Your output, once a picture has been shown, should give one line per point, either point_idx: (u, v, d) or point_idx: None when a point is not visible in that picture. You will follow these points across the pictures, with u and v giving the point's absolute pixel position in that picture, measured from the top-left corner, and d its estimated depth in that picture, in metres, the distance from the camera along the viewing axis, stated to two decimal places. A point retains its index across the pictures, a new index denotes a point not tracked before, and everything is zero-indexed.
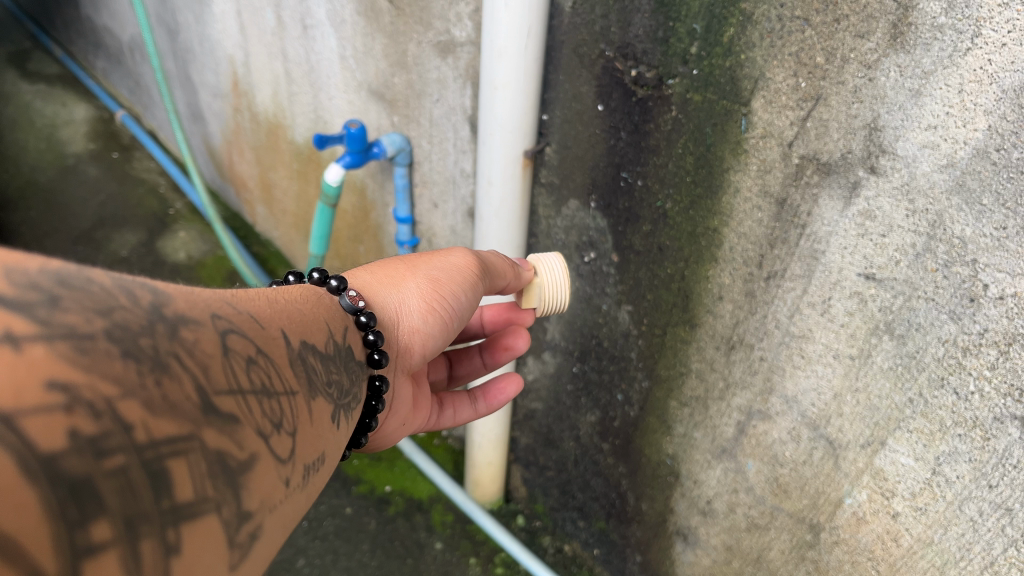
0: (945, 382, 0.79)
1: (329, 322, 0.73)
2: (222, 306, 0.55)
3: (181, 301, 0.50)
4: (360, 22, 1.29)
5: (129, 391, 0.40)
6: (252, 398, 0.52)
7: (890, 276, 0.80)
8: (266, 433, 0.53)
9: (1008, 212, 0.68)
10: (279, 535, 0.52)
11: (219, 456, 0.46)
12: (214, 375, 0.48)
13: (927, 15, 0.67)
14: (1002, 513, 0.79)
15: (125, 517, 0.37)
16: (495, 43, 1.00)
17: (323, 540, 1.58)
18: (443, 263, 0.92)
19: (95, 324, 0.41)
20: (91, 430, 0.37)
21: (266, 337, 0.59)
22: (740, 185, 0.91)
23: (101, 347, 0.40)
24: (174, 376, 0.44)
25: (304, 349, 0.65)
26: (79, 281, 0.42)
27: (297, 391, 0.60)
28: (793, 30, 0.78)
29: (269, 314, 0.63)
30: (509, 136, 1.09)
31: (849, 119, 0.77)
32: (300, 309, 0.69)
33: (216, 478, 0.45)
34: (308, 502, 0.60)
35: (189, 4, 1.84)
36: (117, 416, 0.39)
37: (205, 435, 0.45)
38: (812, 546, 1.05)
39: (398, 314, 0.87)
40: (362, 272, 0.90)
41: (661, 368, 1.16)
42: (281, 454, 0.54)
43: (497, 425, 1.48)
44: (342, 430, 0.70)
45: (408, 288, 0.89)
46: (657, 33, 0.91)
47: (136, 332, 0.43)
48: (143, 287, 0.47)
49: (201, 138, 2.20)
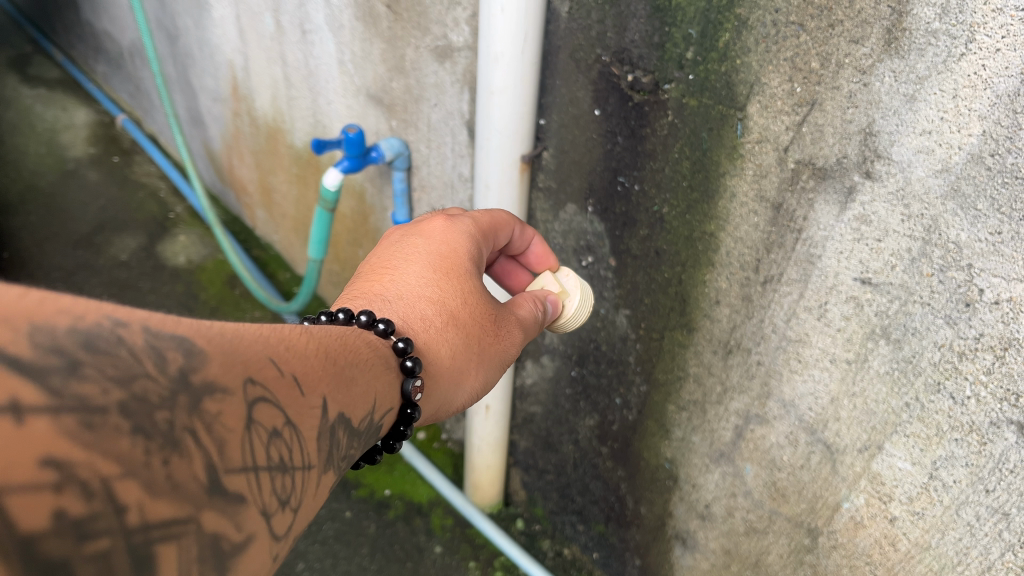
0: (941, 387, 0.79)
1: (376, 398, 0.68)
2: (263, 367, 0.53)
3: (218, 364, 0.47)
4: (358, 27, 1.30)
5: (131, 470, 0.39)
6: (264, 474, 0.49)
7: (886, 281, 0.80)
8: (272, 516, 0.48)
9: (1002, 217, 0.68)
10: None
11: (213, 539, 0.43)
12: (229, 452, 0.45)
13: (921, 20, 0.67)
14: (999, 517, 0.79)
15: None
16: (492, 48, 1.00)
17: (322, 544, 1.58)
18: (501, 354, 0.88)
19: (110, 396, 0.39)
20: (79, 512, 0.36)
21: (301, 405, 0.55)
22: (736, 190, 0.91)
23: (112, 422, 0.39)
24: (185, 454, 0.42)
25: (338, 422, 0.60)
26: (108, 344, 0.41)
27: (314, 467, 0.56)
28: (788, 35, 0.78)
29: (316, 376, 0.59)
30: (506, 141, 1.09)
31: (844, 124, 0.77)
32: (349, 372, 0.65)
33: (204, 564, 0.42)
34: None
35: (189, 8, 1.84)
36: (111, 497, 0.38)
37: (205, 517, 0.42)
38: (810, 550, 1.05)
39: (443, 406, 0.83)
40: (433, 338, 0.82)
41: (659, 372, 1.16)
42: (284, 534, 0.50)
43: (496, 428, 1.48)
44: None
45: (464, 384, 0.84)
46: (653, 38, 0.91)
47: (154, 405, 0.42)
48: (178, 343, 0.45)
49: (201, 142, 2.20)
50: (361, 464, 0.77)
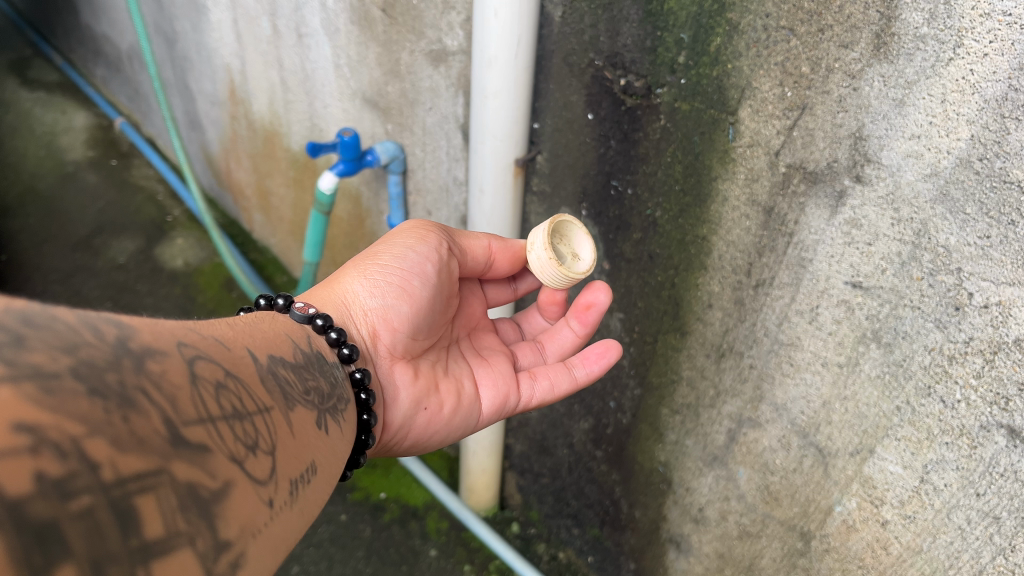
0: (932, 390, 0.79)
1: (291, 335, 0.76)
2: (186, 333, 0.58)
3: (146, 333, 0.52)
4: (354, 31, 1.30)
5: (95, 428, 0.41)
6: (223, 424, 0.53)
7: (877, 284, 0.80)
8: (244, 462, 0.53)
9: (991, 221, 0.69)
10: (270, 559, 0.52)
11: (190, 487, 0.46)
12: (183, 406, 0.49)
13: (909, 25, 0.68)
14: (989, 521, 0.79)
15: (91, 559, 0.38)
16: (485, 53, 1.01)
17: (318, 547, 1.58)
18: (381, 245, 0.97)
19: (60, 362, 0.42)
20: (56, 472, 0.38)
21: (233, 358, 0.62)
22: (728, 194, 0.91)
23: (68, 385, 0.41)
24: (142, 411, 0.45)
25: (272, 363, 0.68)
26: (44, 319, 0.43)
27: (272, 407, 0.62)
28: (779, 39, 0.79)
29: (230, 337, 0.66)
30: (500, 145, 1.09)
31: (834, 128, 0.77)
32: (260, 329, 0.72)
33: (188, 511, 0.45)
34: (306, 518, 0.61)
35: (186, 12, 1.85)
36: (84, 456, 0.40)
37: (175, 468, 0.45)
38: (803, 554, 1.05)
39: (346, 303, 0.91)
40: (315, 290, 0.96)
41: (653, 376, 1.16)
42: (268, 479, 0.56)
43: (490, 433, 1.48)
44: (334, 434, 0.72)
45: (349, 277, 0.93)
46: (645, 42, 0.92)
47: (102, 367, 0.45)
48: (109, 321, 0.49)
49: (199, 145, 2.21)
50: (365, 438, 0.82)
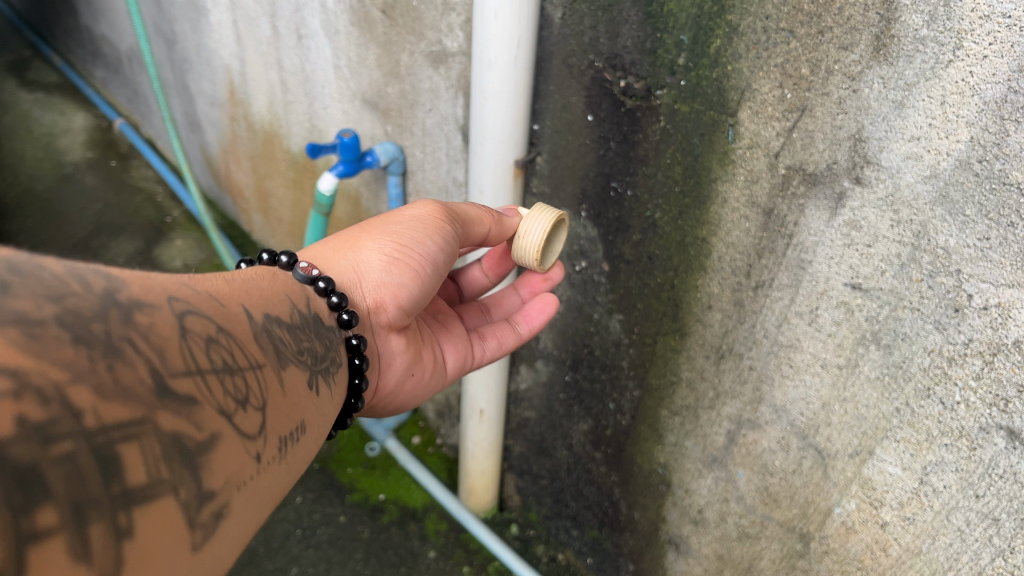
0: (931, 392, 0.79)
1: (289, 294, 0.76)
2: (179, 287, 0.57)
3: (137, 286, 0.52)
4: (354, 32, 1.30)
5: (79, 376, 0.41)
6: (212, 377, 0.53)
7: (876, 286, 0.80)
8: (232, 416, 0.54)
9: (991, 222, 0.69)
10: (251, 513, 0.54)
11: (174, 438, 0.46)
12: (171, 358, 0.50)
13: (909, 27, 0.68)
14: (989, 523, 0.79)
15: (72, 503, 0.38)
16: (485, 54, 1.01)
17: (317, 549, 1.58)
18: (400, 219, 0.93)
19: (45, 310, 0.42)
20: (38, 417, 0.38)
21: (227, 314, 0.61)
22: (727, 195, 0.91)
23: (52, 333, 0.42)
24: (128, 360, 0.46)
25: (269, 322, 0.67)
26: (30, 268, 0.44)
27: (265, 364, 0.62)
28: (778, 42, 0.79)
29: (226, 293, 0.65)
30: (500, 147, 1.09)
31: (834, 130, 0.77)
32: (258, 285, 0.72)
33: (172, 460, 0.46)
34: (290, 473, 0.63)
35: (186, 13, 1.85)
36: (66, 402, 0.40)
37: (160, 418, 0.46)
38: (802, 555, 1.05)
39: (357, 274, 0.88)
40: (325, 245, 0.93)
41: (652, 377, 1.16)
42: (256, 434, 0.57)
43: (490, 434, 1.48)
44: (324, 396, 0.73)
45: (365, 247, 0.90)
46: (645, 44, 0.92)
47: (89, 317, 0.45)
48: (98, 272, 0.49)
49: (199, 146, 2.21)
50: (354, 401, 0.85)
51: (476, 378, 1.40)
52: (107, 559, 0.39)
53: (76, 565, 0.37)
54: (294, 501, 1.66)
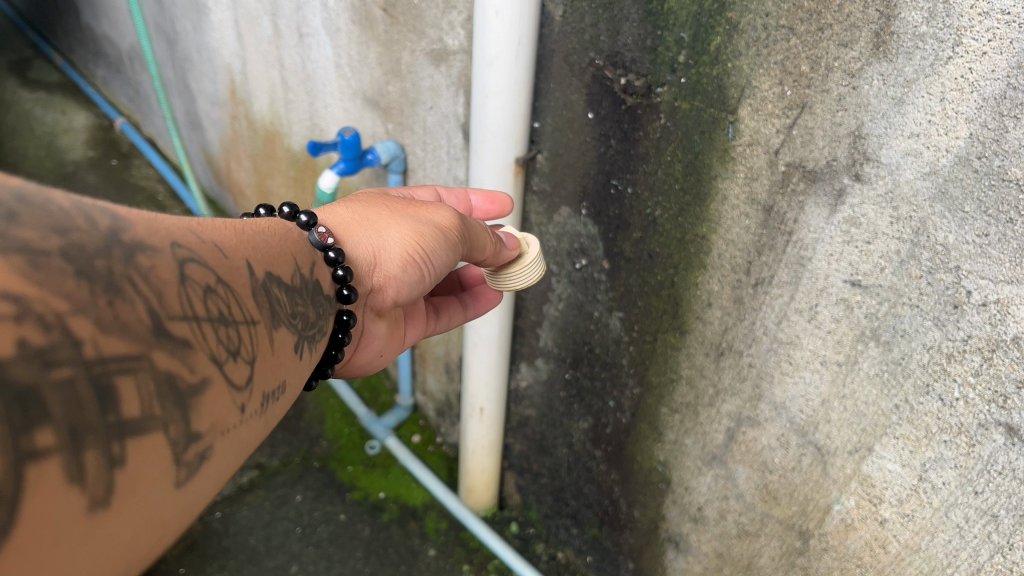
0: (930, 388, 0.80)
1: (296, 257, 0.76)
2: (185, 233, 0.57)
3: (143, 227, 0.51)
4: (355, 31, 1.31)
5: (80, 308, 0.42)
6: (208, 325, 0.54)
7: (876, 282, 0.80)
8: (223, 364, 0.55)
9: (989, 219, 0.69)
10: (232, 459, 0.55)
11: (168, 378, 0.47)
12: (169, 302, 0.50)
13: (908, 24, 0.68)
14: (988, 519, 0.80)
15: (69, 426, 0.40)
16: (486, 52, 1.01)
17: (317, 547, 1.58)
18: (428, 218, 0.91)
19: (50, 242, 0.42)
20: (39, 342, 0.39)
21: (229, 267, 0.61)
22: (727, 193, 0.92)
23: (55, 264, 0.42)
24: (127, 298, 0.46)
25: (269, 280, 0.67)
26: (39, 200, 0.43)
27: (258, 321, 0.63)
28: (778, 38, 0.79)
29: (234, 245, 0.65)
30: (500, 145, 1.10)
31: (834, 127, 0.78)
32: (267, 241, 0.72)
33: (164, 399, 0.47)
34: (269, 427, 0.64)
35: (187, 12, 1.85)
36: (67, 331, 0.41)
37: (155, 356, 0.46)
38: (801, 553, 1.05)
39: (373, 259, 0.88)
40: (350, 208, 0.91)
41: (652, 375, 1.17)
42: (244, 385, 0.58)
43: (490, 432, 1.49)
44: (305, 359, 0.74)
45: (387, 234, 0.89)
46: (645, 41, 0.92)
47: (92, 254, 0.45)
48: (104, 211, 0.49)
49: (200, 145, 2.21)
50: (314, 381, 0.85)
51: (476, 376, 1.40)
52: (98, 484, 0.41)
53: (69, 485, 0.39)
54: (294, 498, 1.67)
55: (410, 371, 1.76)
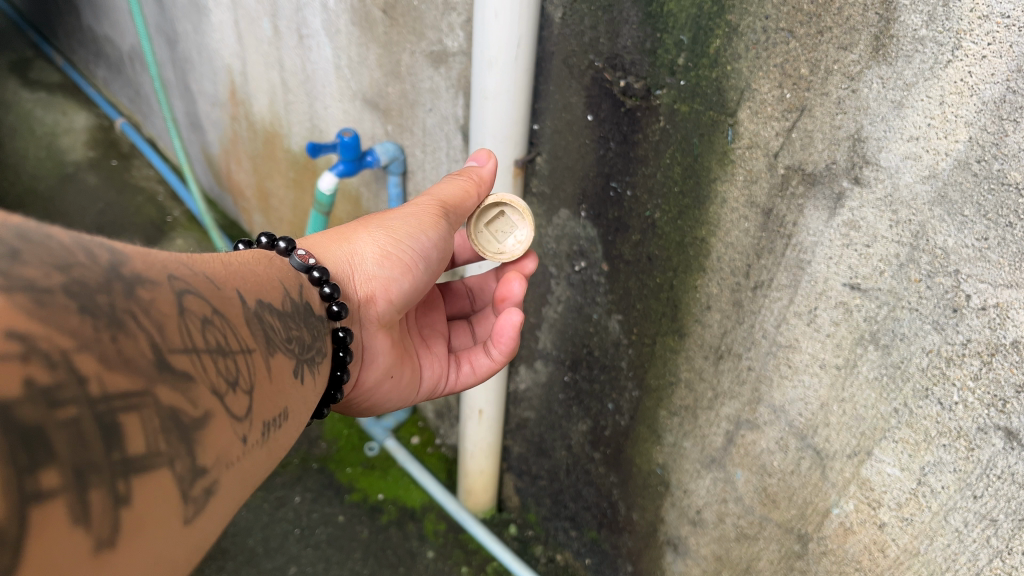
0: (929, 392, 0.79)
1: (283, 282, 0.76)
2: (178, 267, 0.58)
3: (139, 261, 0.53)
4: (355, 32, 1.30)
5: (84, 344, 0.42)
6: (207, 356, 0.54)
7: (875, 286, 0.80)
8: (223, 397, 0.55)
9: (989, 223, 0.69)
10: (237, 493, 0.55)
11: (172, 412, 0.48)
12: (170, 334, 0.51)
13: (908, 27, 0.68)
14: (986, 524, 0.79)
15: (74, 467, 0.39)
16: (486, 54, 1.01)
17: (315, 549, 1.58)
18: (391, 216, 0.96)
19: (52, 279, 0.43)
20: (45, 381, 0.39)
21: (222, 297, 0.62)
22: (727, 195, 0.92)
23: (59, 301, 0.43)
24: (131, 333, 0.47)
25: (260, 308, 0.68)
26: (39, 237, 0.45)
27: (255, 349, 0.63)
28: (778, 41, 0.79)
29: (223, 276, 0.66)
30: (499, 146, 1.09)
31: (833, 130, 0.78)
32: (253, 270, 0.73)
33: (169, 434, 0.47)
34: (272, 459, 0.63)
35: (188, 13, 1.85)
36: (73, 368, 0.41)
37: (159, 391, 0.47)
38: (800, 556, 1.05)
39: (351, 265, 0.91)
40: (317, 235, 0.95)
41: (651, 378, 1.16)
42: (245, 416, 0.58)
43: (488, 432, 1.48)
44: (307, 384, 0.74)
45: (357, 239, 0.93)
46: (645, 44, 0.92)
47: (94, 288, 0.46)
48: (103, 245, 0.50)
49: (200, 146, 2.21)
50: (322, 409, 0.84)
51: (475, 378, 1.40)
52: (104, 525, 0.40)
53: (74, 527, 0.39)
54: (293, 500, 1.67)
55: None
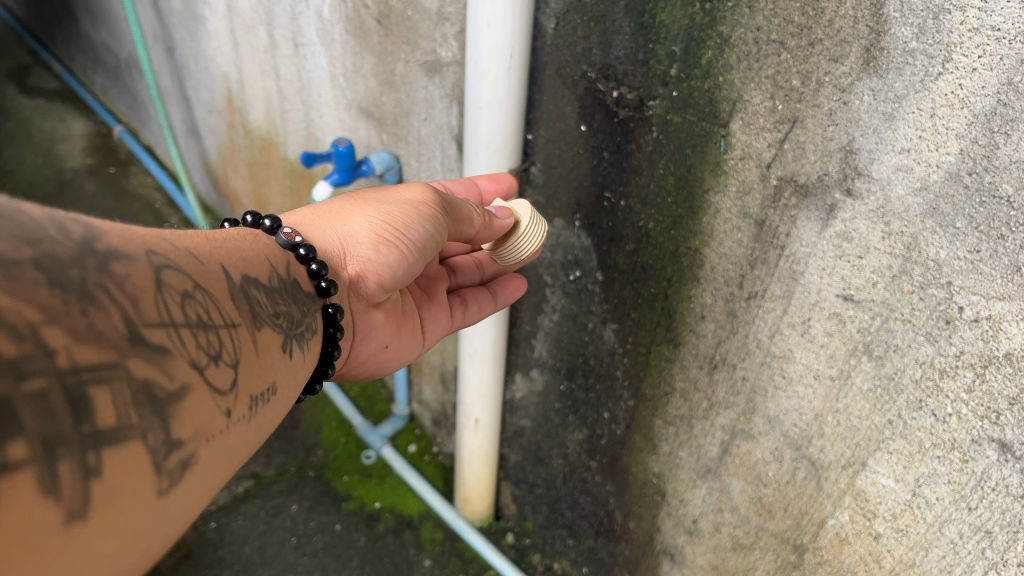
0: (924, 404, 0.79)
1: (270, 259, 0.76)
2: (159, 243, 0.58)
3: (115, 237, 0.52)
4: (349, 42, 1.30)
5: (53, 318, 0.42)
6: (185, 330, 0.54)
7: (868, 297, 0.80)
8: (204, 369, 0.54)
9: (981, 235, 0.68)
10: (220, 466, 0.55)
11: (145, 385, 0.47)
12: (145, 309, 0.50)
13: (898, 40, 0.68)
14: (981, 536, 0.79)
15: (42, 438, 0.40)
16: (479, 65, 1.01)
17: (311, 557, 1.58)
18: (397, 199, 0.92)
19: (22, 253, 0.43)
20: (13, 353, 0.39)
21: (204, 273, 0.62)
22: (720, 206, 0.92)
23: (29, 275, 0.42)
24: (102, 307, 0.46)
25: (246, 283, 0.68)
26: (9, 212, 0.45)
27: (239, 324, 0.63)
28: (769, 53, 0.79)
29: (207, 251, 0.65)
30: (494, 156, 1.09)
31: (825, 141, 0.77)
32: (239, 247, 0.72)
33: (142, 406, 0.46)
34: (259, 432, 0.63)
35: (184, 21, 1.85)
36: (40, 341, 0.41)
37: (131, 364, 0.47)
38: (797, 567, 1.04)
39: (342, 247, 0.90)
40: (322, 208, 0.94)
41: (646, 387, 1.16)
42: (228, 390, 0.58)
43: (484, 441, 1.48)
44: (296, 360, 0.74)
45: (354, 221, 0.91)
46: (638, 54, 0.92)
47: (66, 264, 0.46)
48: (76, 221, 0.50)
49: (196, 153, 2.21)
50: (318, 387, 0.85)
51: (471, 388, 1.40)
52: (75, 495, 0.41)
53: (43, 498, 0.39)
54: (290, 508, 1.66)
55: (407, 380, 1.75)
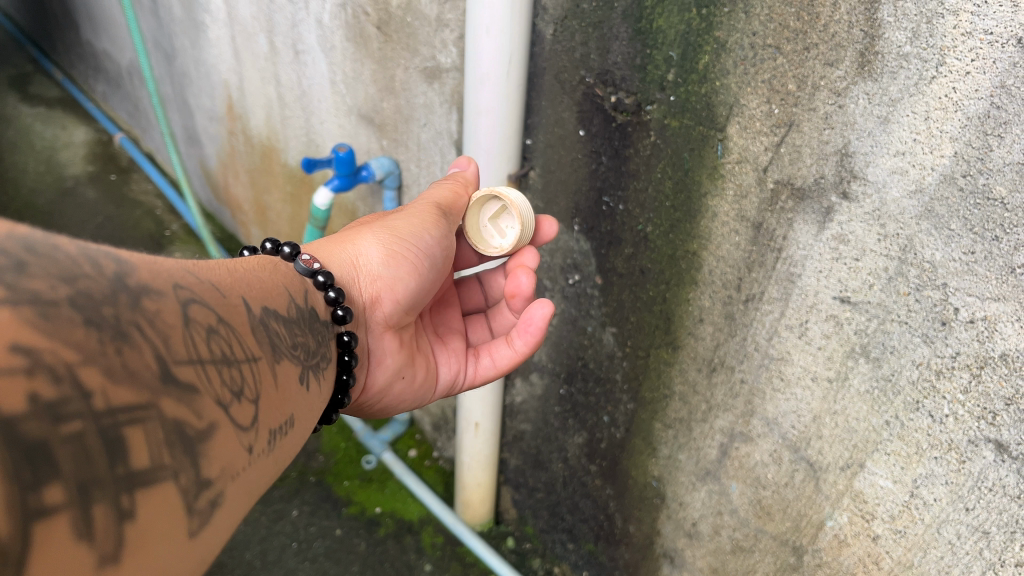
0: (920, 405, 0.80)
1: (288, 288, 0.77)
2: (184, 276, 0.59)
3: (145, 271, 0.53)
4: (349, 48, 1.31)
5: (89, 358, 0.43)
6: (212, 367, 0.55)
7: (865, 299, 0.80)
8: (228, 407, 0.55)
9: (975, 236, 0.69)
10: (244, 502, 0.55)
11: (177, 424, 0.48)
12: (175, 346, 0.51)
13: (893, 44, 0.69)
14: (979, 536, 0.79)
15: (77, 482, 0.40)
16: (478, 70, 1.02)
17: (313, 562, 1.58)
18: (396, 218, 0.97)
19: (59, 291, 0.44)
20: (50, 396, 0.40)
21: (227, 306, 0.63)
22: (717, 210, 0.92)
23: (65, 314, 0.43)
24: (135, 345, 0.47)
25: (266, 315, 0.69)
26: (46, 249, 0.45)
27: (259, 357, 0.64)
28: (765, 58, 0.80)
29: (229, 284, 0.66)
30: (493, 160, 1.10)
31: (821, 145, 0.78)
32: (258, 277, 0.73)
33: (174, 446, 0.47)
34: (279, 464, 0.64)
35: (185, 29, 1.86)
36: (77, 382, 0.42)
37: (164, 405, 0.47)
38: (796, 569, 1.05)
39: (356, 266, 0.91)
40: (319, 241, 0.95)
41: (646, 391, 1.17)
42: (250, 426, 0.58)
43: (484, 446, 1.48)
44: (313, 391, 0.74)
45: (360, 241, 0.93)
46: (635, 60, 0.93)
47: (99, 301, 0.46)
48: (108, 256, 0.51)
49: (197, 160, 2.23)
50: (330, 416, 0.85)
51: (470, 393, 1.40)
52: (108, 540, 0.41)
53: (77, 542, 0.39)
54: (290, 513, 1.66)
55: None
